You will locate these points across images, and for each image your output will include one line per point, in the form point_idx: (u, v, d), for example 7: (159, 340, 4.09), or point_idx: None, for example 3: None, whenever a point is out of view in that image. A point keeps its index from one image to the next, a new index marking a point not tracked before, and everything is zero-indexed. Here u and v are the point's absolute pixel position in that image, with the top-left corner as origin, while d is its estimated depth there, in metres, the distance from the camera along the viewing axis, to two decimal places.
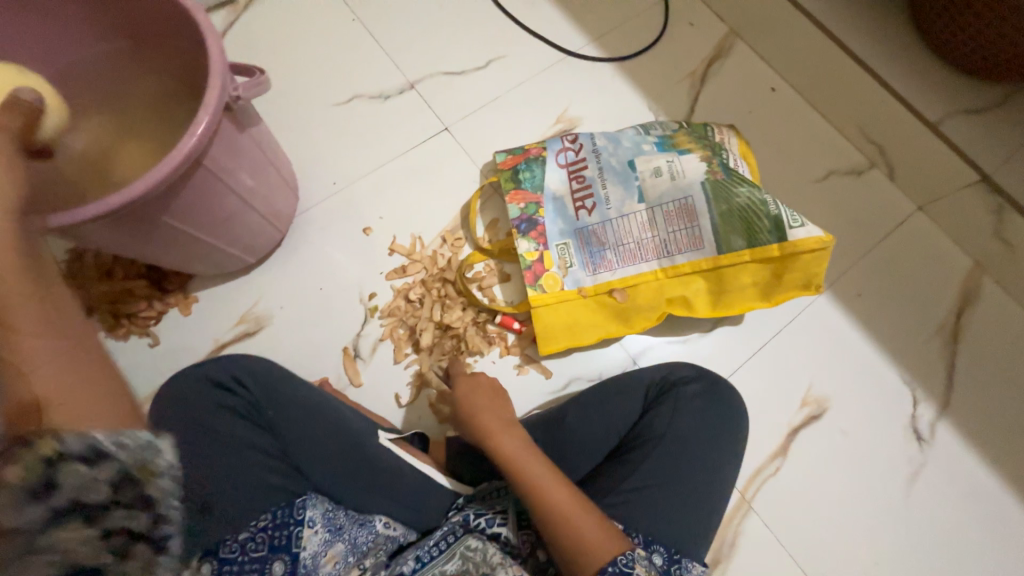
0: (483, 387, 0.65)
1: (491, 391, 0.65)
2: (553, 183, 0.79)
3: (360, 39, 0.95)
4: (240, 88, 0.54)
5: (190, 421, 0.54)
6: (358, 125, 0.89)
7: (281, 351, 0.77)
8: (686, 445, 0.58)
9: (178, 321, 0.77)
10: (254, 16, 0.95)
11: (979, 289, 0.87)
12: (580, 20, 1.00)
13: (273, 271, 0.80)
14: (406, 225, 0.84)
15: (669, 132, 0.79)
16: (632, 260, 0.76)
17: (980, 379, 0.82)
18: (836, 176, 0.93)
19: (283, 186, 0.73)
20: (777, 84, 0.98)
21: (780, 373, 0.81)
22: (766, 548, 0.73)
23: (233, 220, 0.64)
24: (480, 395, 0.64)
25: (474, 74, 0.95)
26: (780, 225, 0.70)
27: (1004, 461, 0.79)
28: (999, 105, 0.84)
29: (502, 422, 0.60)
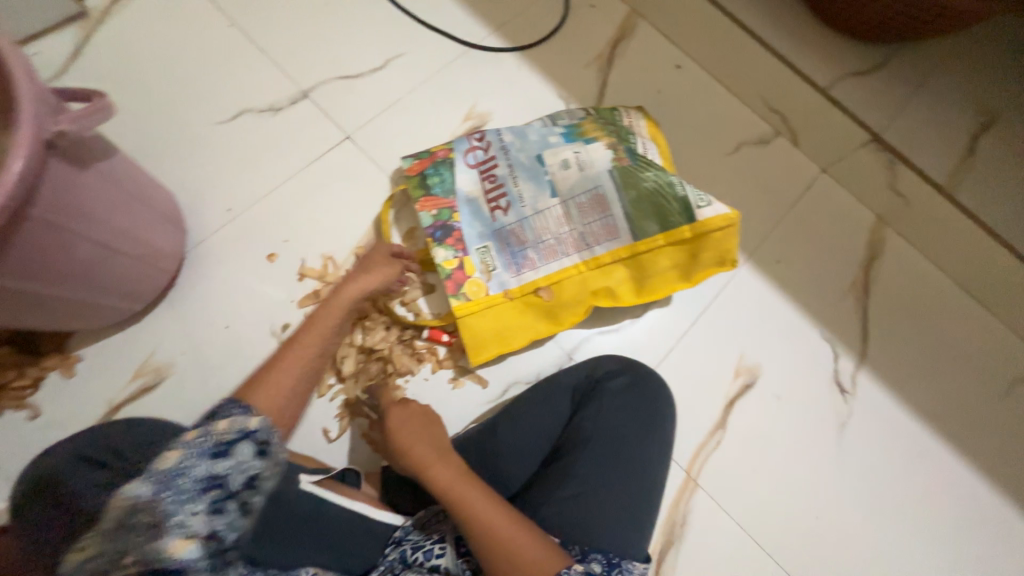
0: (416, 413, 0.60)
1: (424, 418, 0.60)
2: (465, 185, 0.76)
3: (241, 47, 0.87)
4: (63, 122, 0.46)
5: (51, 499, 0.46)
6: (249, 142, 0.82)
7: (187, 402, 0.69)
8: (614, 442, 0.58)
9: (61, 386, 0.68)
10: (113, 31, 0.84)
11: (884, 241, 0.92)
12: (479, 10, 0.96)
13: (169, 314, 0.72)
14: (315, 246, 0.78)
15: (575, 121, 0.78)
16: (553, 257, 0.74)
17: (892, 327, 0.87)
18: (746, 147, 0.95)
19: (160, 222, 0.65)
20: (682, 61, 0.98)
21: (711, 348, 0.83)
22: (714, 521, 0.75)
23: (95, 269, 0.57)
24: (412, 423, 0.58)
25: (372, 76, 0.89)
26: (689, 207, 0.70)
27: (920, 400, 0.84)
28: (882, 65, 0.88)
29: (438, 449, 0.56)
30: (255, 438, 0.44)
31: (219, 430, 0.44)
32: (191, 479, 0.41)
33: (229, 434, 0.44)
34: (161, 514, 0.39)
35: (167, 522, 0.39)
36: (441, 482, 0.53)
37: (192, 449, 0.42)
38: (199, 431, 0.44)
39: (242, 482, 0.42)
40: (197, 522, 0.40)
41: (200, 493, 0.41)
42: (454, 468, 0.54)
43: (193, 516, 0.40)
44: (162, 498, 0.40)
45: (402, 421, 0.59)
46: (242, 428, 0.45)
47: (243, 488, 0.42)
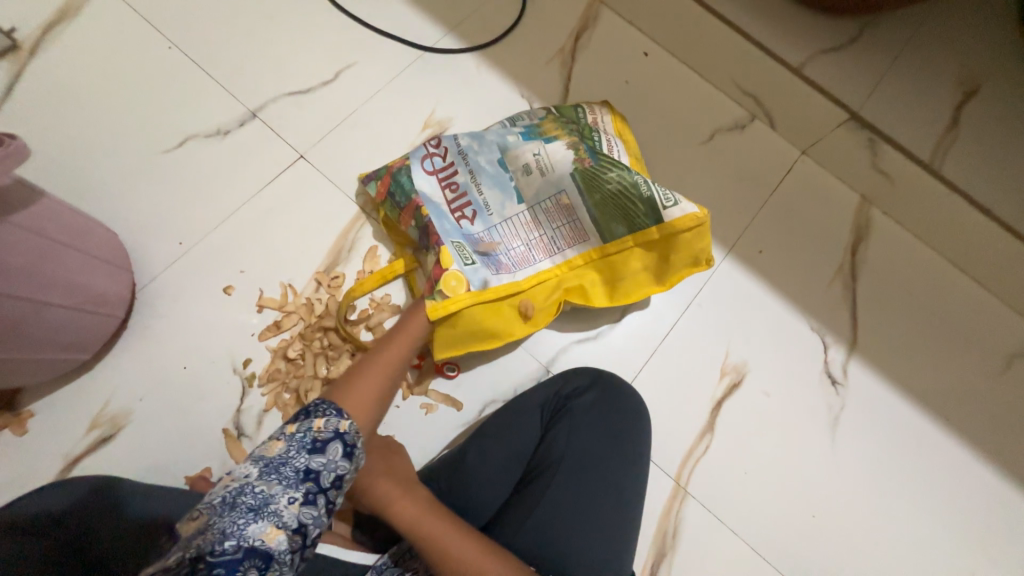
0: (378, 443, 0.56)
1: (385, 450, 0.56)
2: (428, 191, 0.71)
3: (182, 69, 0.83)
4: None
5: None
6: (198, 170, 0.78)
7: (148, 450, 0.67)
8: (584, 465, 0.56)
9: (13, 444, 0.65)
10: (46, 64, 0.80)
11: (870, 223, 0.88)
12: (432, 10, 0.91)
13: (123, 359, 0.69)
14: (273, 274, 0.75)
15: (535, 121, 0.74)
16: (527, 263, 0.70)
17: (881, 313, 0.84)
18: (720, 135, 0.91)
19: (97, 265, 0.62)
20: (649, 48, 0.95)
21: (693, 349, 0.79)
22: (707, 530, 0.72)
23: (23, 326, 0.54)
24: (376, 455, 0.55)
25: (324, 90, 0.85)
26: (655, 207, 0.67)
27: (916, 386, 0.81)
28: (858, 37, 0.82)
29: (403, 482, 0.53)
30: (344, 439, 0.45)
31: (318, 426, 0.45)
32: (291, 469, 0.42)
33: (325, 431, 0.45)
34: (260, 500, 0.40)
35: (264, 506, 0.40)
36: (409, 518, 0.50)
37: (293, 442, 0.43)
38: (297, 426, 0.45)
39: (331, 480, 0.43)
40: (288, 513, 0.41)
41: (298, 483, 0.42)
42: (422, 502, 0.51)
43: (288, 506, 0.41)
44: (268, 482, 0.41)
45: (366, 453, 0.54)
46: (337, 428, 0.45)
47: (332, 486, 0.43)
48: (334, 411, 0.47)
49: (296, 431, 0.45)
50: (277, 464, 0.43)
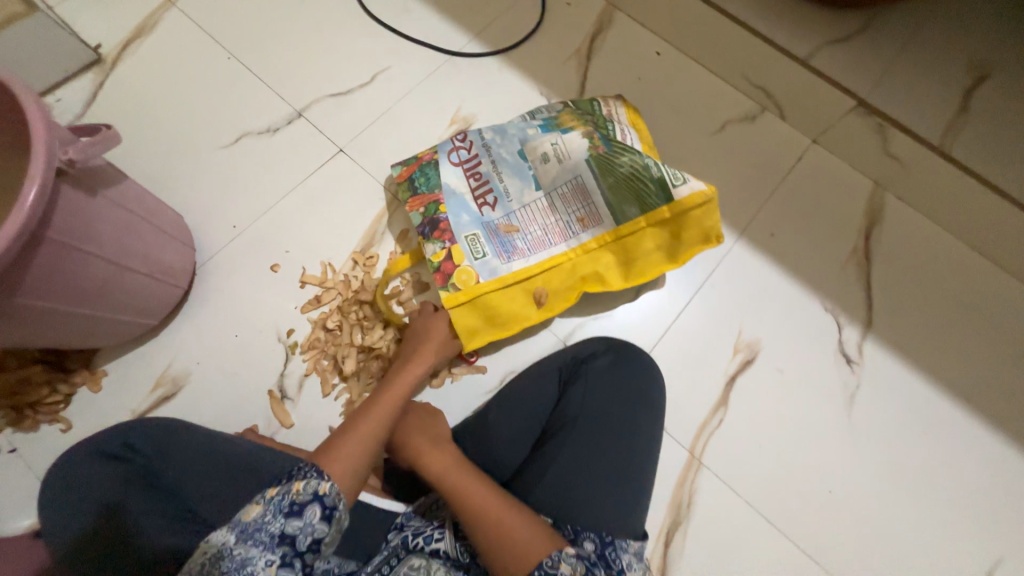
0: (417, 415, 0.63)
1: (422, 420, 0.62)
2: (450, 181, 0.78)
3: (238, 76, 0.93)
4: (70, 151, 0.51)
5: (59, 481, 0.51)
6: (251, 162, 0.88)
7: (205, 408, 0.74)
8: (598, 422, 0.58)
9: (89, 399, 0.73)
10: (125, 74, 0.92)
11: (883, 207, 0.90)
12: (459, 19, 1.00)
13: (184, 328, 0.77)
14: (314, 255, 0.83)
15: (553, 114, 0.79)
16: (542, 246, 0.76)
17: (896, 294, 0.85)
18: (731, 126, 0.95)
19: (165, 239, 0.69)
20: (661, 48, 1.00)
21: (707, 327, 0.82)
22: (723, 500, 0.74)
23: (107, 287, 0.61)
24: (415, 425, 0.61)
25: (361, 91, 0.94)
26: (665, 186, 0.71)
27: (933, 366, 0.81)
28: (864, 30, 0.85)
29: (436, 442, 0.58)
30: (322, 502, 0.47)
31: (297, 489, 0.47)
32: (266, 533, 0.44)
33: (304, 495, 0.46)
34: (236, 561, 0.42)
35: (241, 568, 0.42)
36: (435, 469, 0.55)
37: (272, 505, 0.45)
38: (278, 490, 0.46)
39: (306, 544, 0.45)
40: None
41: (273, 546, 0.44)
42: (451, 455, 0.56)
43: (264, 568, 0.43)
44: (245, 546, 0.43)
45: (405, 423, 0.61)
46: (316, 492, 0.47)
47: (308, 551, 0.45)
48: (314, 472, 0.48)
49: (276, 492, 0.46)
50: (252, 529, 0.44)
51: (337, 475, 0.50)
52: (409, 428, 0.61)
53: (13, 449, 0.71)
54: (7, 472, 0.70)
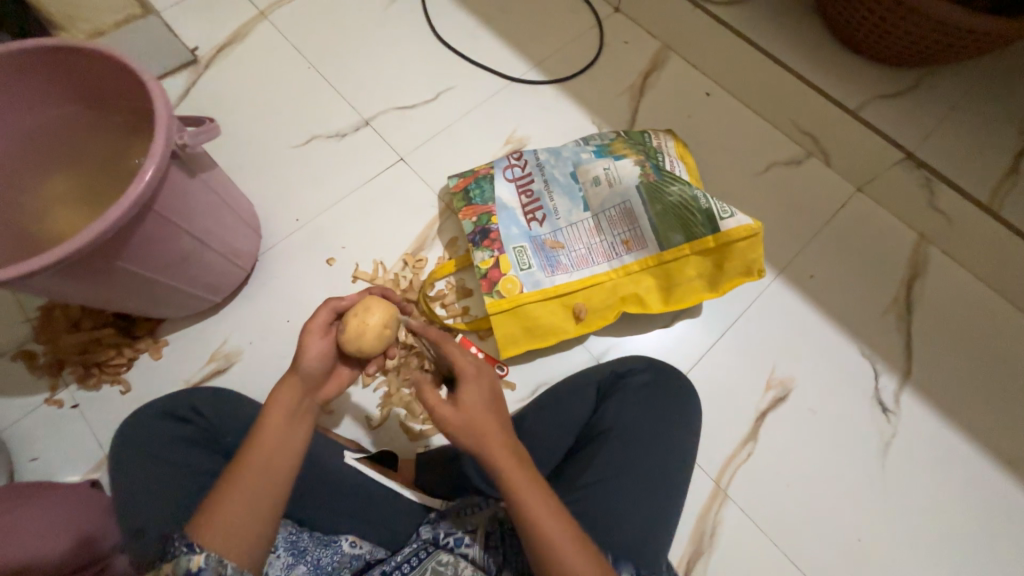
0: (483, 396, 0.48)
1: (492, 403, 0.48)
2: (503, 196, 0.83)
3: (316, 84, 1.01)
4: (185, 137, 0.57)
5: (128, 436, 0.55)
6: (319, 163, 0.94)
7: (252, 385, 0.78)
8: (636, 435, 0.59)
9: (149, 366, 0.78)
10: (215, 75, 1.01)
11: (926, 259, 0.90)
12: (521, 49, 1.07)
13: (242, 308, 0.82)
14: (368, 252, 0.88)
15: (606, 141, 0.84)
16: (586, 264, 0.79)
17: (937, 347, 0.84)
18: (775, 168, 0.98)
19: (241, 225, 0.76)
20: (711, 89, 1.05)
21: (741, 360, 0.83)
22: (748, 536, 0.73)
23: (189, 261, 0.67)
24: (479, 409, 0.46)
25: (425, 107, 1.01)
26: (712, 217, 0.74)
27: (974, 423, 0.80)
28: (912, 88, 0.88)
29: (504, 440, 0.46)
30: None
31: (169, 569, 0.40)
32: None
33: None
34: None
35: None
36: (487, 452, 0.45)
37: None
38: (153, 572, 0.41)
39: None
40: None
41: None
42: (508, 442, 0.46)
43: None
44: None
45: (472, 402, 0.47)
46: (188, 569, 0.40)
47: None
48: (185, 546, 0.41)
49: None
50: None
51: (228, 535, 0.42)
52: (475, 410, 0.46)
53: (76, 405, 0.75)
54: (65, 425, 0.74)
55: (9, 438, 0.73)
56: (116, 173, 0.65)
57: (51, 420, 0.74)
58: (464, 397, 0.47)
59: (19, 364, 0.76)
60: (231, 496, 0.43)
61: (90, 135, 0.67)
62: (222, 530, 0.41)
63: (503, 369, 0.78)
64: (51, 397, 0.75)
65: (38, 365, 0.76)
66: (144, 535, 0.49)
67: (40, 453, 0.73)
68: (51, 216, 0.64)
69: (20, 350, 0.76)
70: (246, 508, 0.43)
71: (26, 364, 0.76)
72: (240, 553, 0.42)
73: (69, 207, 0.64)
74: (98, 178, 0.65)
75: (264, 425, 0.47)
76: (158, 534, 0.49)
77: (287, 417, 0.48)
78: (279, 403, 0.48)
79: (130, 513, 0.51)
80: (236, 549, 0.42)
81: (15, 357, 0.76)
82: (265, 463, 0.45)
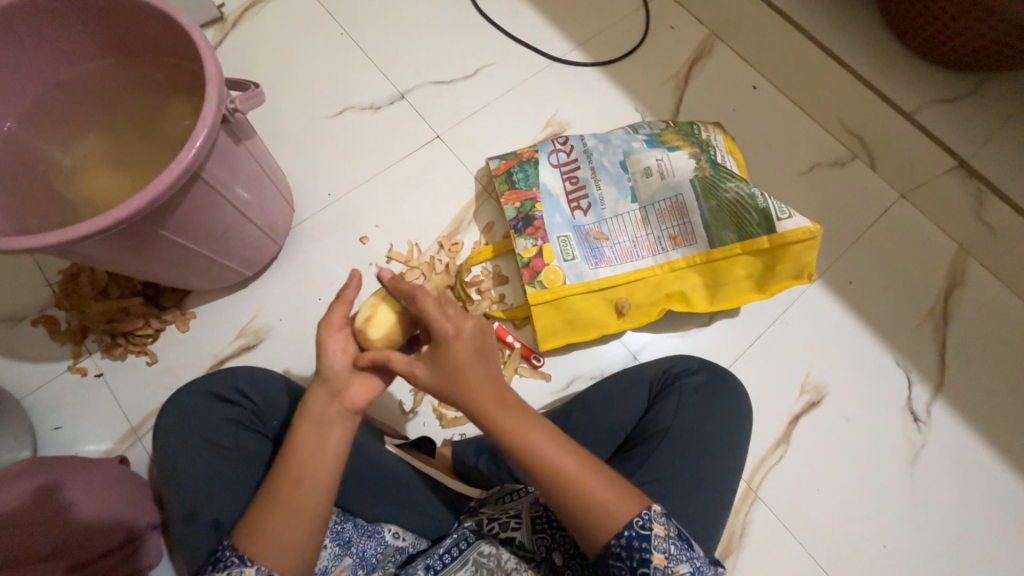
0: (470, 347, 0.46)
1: (479, 351, 0.46)
2: (547, 181, 0.80)
3: (347, 51, 0.96)
4: (236, 100, 0.55)
5: (177, 413, 0.57)
6: (350, 136, 0.90)
7: (281, 363, 0.77)
8: (693, 434, 0.59)
9: (177, 339, 0.76)
10: (242, 38, 0.96)
11: (965, 272, 0.88)
12: (565, 26, 1.01)
13: (271, 284, 0.80)
14: (402, 233, 0.85)
15: (656, 131, 0.82)
16: (630, 257, 0.77)
17: (973, 360, 0.83)
18: (820, 169, 0.94)
19: (279, 198, 0.74)
20: (758, 82, 0.99)
21: (778, 364, 0.82)
22: (773, 534, 0.75)
23: (230, 232, 0.66)
24: (466, 362, 0.45)
25: (462, 83, 0.95)
26: (769, 218, 0.73)
27: (1002, 438, 0.80)
28: (971, 93, 0.86)
29: (494, 388, 0.45)
30: None
31: None
32: None
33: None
34: None
35: None
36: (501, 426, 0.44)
37: None
38: None
39: None
40: None
41: None
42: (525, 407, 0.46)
43: None
44: None
45: (461, 352, 0.45)
46: None
47: None
48: (236, 558, 0.41)
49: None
50: None
51: (273, 557, 0.41)
52: (462, 364, 0.45)
53: (100, 373, 0.74)
54: (92, 394, 0.74)
55: (32, 406, 0.73)
56: (146, 133, 0.61)
57: (76, 387, 0.74)
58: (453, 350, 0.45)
59: (43, 330, 0.75)
60: (282, 510, 0.43)
61: (120, 92, 0.63)
62: (267, 546, 0.42)
63: (540, 361, 0.77)
64: (74, 364, 0.74)
65: (62, 332, 0.75)
66: (199, 518, 0.53)
67: (63, 423, 0.72)
68: (77, 177, 0.59)
69: (43, 314, 0.76)
70: (287, 519, 0.42)
71: (50, 330, 0.75)
72: (289, 564, 0.42)
73: (95, 169, 0.59)
74: (127, 138, 0.61)
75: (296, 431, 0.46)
76: (209, 519, 0.53)
77: (313, 424, 0.46)
78: (310, 412, 0.46)
79: (187, 490, 0.54)
80: (288, 561, 0.42)
81: (35, 322, 0.75)
82: (299, 471, 0.44)
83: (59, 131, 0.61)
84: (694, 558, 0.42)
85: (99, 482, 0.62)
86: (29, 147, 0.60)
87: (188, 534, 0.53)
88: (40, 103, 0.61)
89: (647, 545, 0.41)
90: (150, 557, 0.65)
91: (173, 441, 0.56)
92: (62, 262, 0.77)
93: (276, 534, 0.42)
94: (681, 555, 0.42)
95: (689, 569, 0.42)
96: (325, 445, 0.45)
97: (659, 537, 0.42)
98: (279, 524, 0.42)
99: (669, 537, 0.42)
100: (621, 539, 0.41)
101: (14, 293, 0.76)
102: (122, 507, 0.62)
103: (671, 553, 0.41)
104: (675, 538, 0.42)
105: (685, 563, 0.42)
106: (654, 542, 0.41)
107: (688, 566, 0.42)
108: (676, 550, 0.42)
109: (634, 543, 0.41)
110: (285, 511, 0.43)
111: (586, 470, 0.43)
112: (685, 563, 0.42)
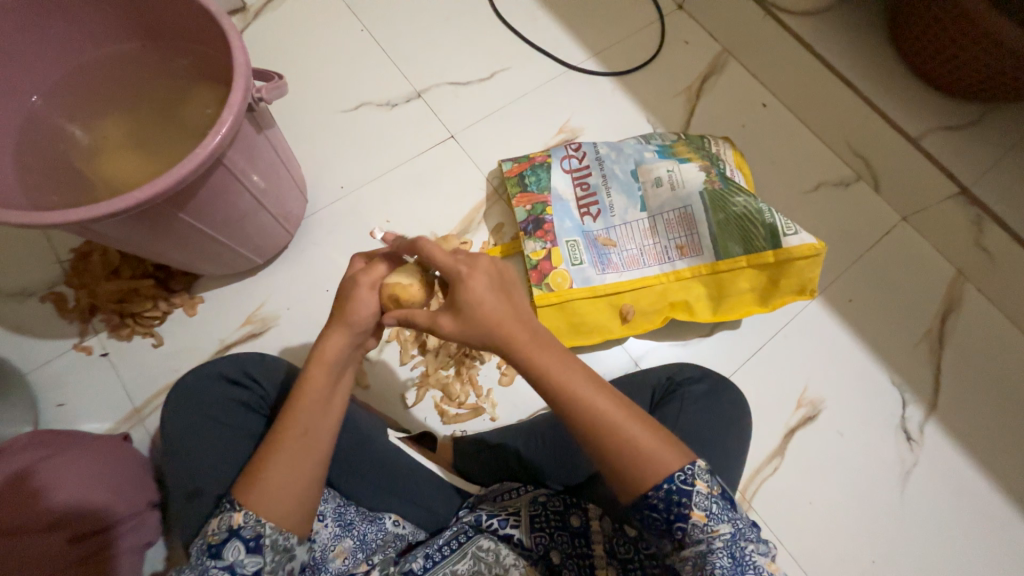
0: (489, 287, 0.46)
1: (500, 285, 0.47)
2: (559, 186, 0.81)
3: (366, 48, 0.97)
4: (261, 90, 0.56)
5: (183, 393, 0.58)
6: (365, 132, 0.91)
7: (287, 352, 0.77)
8: (695, 441, 0.60)
9: (183, 322, 0.77)
10: (263, 29, 0.97)
11: (962, 296, 0.90)
12: (582, 35, 1.02)
13: (281, 273, 0.81)
14: (413, 229, 0.86)
15: (668, 142, 0.83)
16: (637, 265, 0.79)
17: (966, 383, 0.85)
18: (825, 188, 0.95)
19: (294, 188, 0.75)
20: (767, 100, 1.01)
21: (776, 377, 0.83)
22: (765, 545, 0.76)
23: (245, 219, 0.66)
24: (490, 296, 0.45)
25: (478, 85, 0.96)
26: (775, 233, 0.75)
27: (992, 458, 0.82)
28: (975, 122, 0.88)
29: (525, 326, 0.45)
30: (240, 537, 0.42)
31: (212, 528, 0.43)
32: None
33: (219, 532, 0.42)
34: None
35: None
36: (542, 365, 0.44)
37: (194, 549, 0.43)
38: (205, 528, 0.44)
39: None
40: None
41: None
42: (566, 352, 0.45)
43: None
44: None
45: (481, 288, 0.45)
46: (230, 526, 0.42)
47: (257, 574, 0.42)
48: (229, 504, 0.43)
49: (201, 535, 0.44)
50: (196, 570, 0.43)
51: (260, 505, 0.42)
52: (484, 299, 0.45)
53: (106, 352, 0.75)
54: (96, 373, 0.74)
55: (35, 382, 0.73)
56: (169, 117, 0.61)
57: (81, 365, 0.74)
58: (471, 283, 0.45)
59: (50, 307, 0.76)
60: (283, 480, 0.43)
61: (143, 75, 0.63)
62: (262, 499, 0.42)
63: None
64: (80, 343, 0.75)
65: (69, 310, 0.75)
66: (202, 498, 0.54)
67: (65, 400, 0.73)
68: (97, 157, 0.60)
69: (51, 291, 0.76)
70: (291, 471, 0.43)
71: (57, 308, 0.75)
72: (279, 515, 0.43)
73: (115, 149, 0.60)
74: (149, 121, 0.61)
75: (305, 380, 0.46)
76: (212, 501, 0.53)
77: None
78: (324, 354, 0.46)
79: (191, 471, 0.55)
80: (278, 510, 0.43)
81: (43, 299, 0.76)
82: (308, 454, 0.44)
83: (81, 110, 0.62)
84: (735, 519, 0.42)
85: (98, 458, 0.62)
86: (51, 125, 0.61)
87: (191, 514, 0.54)
88: (65, 83, 0.62)
89: (688, 501, 0.41)
90: (146, 535, 0.64)
91: (178, 423, 0.57)
92: (73, 240, 0.77)
93: (266, 492, 0.43)
94: (723, 516, 0.42)
95: (730, 531, 0.41)
96: (336, 396, 0.47)
97: (700, 494, 0.42)
98: (273, 475, 0.43)
99: (711, 495, 0.42)
100: (659, 491, 0.41)
101: (24, 268, 0.77)
102: (121, 486, 0.62)
103: (713, 512, 0.41)
104: (718, 497, 0.42)
105: (726, 524, 0.41)
106: (694, 498, 0.41)
107: (729, 527, 0.41)
108: (718, 509, 0.42)
109: (675, 497, 0.41)
110: (273, 464, 0.43)
111: (621, 410, 0.43)
112: (726, 525, 0.41)
